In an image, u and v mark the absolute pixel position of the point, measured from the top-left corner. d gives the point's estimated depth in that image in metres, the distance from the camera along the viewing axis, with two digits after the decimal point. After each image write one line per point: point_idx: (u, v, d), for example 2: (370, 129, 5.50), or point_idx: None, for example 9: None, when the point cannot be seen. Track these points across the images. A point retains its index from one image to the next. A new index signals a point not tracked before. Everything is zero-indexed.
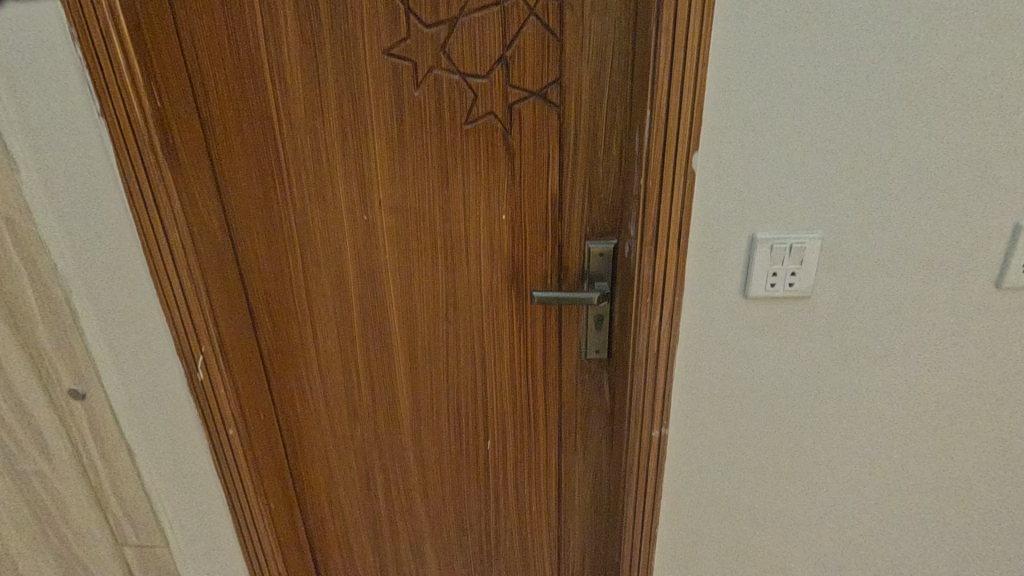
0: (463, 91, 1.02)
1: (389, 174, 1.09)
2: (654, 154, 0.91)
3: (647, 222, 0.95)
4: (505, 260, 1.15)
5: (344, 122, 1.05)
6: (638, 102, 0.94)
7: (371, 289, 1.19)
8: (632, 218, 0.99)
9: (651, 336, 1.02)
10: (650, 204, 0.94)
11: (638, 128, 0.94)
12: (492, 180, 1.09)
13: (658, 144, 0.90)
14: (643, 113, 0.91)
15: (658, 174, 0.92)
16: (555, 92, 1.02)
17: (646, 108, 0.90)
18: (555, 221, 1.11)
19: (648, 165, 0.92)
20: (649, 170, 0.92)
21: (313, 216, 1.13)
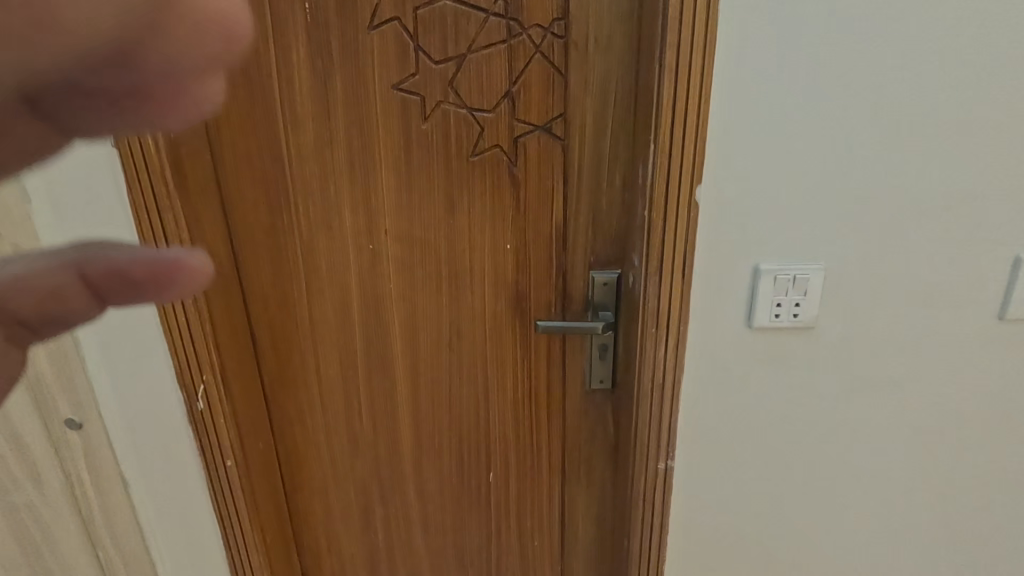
0: (470, 124, 1.05)
1: (394, 204, 1.10)
2: (658, 185, 0.92)
3: (650, 253, 0.96)
4: (510, 289, 1.16)
5: (352, 154, 1.07)
6: (641, 137, 0.96)
7: (375, 318, 1.19)
8: (636, 250, 1.00)
9: (656, 367, 1.02)
10: (655, 235, 0.94)
11: (641, 160, 0.96)
12: (497, 211, 1.10)
13: (662, 176, 0.91)
14: (646, 146, 0.93)
15: (663, 205, 0.93)
16: (560, 126, 1.04)
17: (650, 143, 0.92)
18: (559, 251, 1.12)
19: (651, 197, 0.93)
20: (653, 202, 0.93)
21: (318, 245, 1.14)
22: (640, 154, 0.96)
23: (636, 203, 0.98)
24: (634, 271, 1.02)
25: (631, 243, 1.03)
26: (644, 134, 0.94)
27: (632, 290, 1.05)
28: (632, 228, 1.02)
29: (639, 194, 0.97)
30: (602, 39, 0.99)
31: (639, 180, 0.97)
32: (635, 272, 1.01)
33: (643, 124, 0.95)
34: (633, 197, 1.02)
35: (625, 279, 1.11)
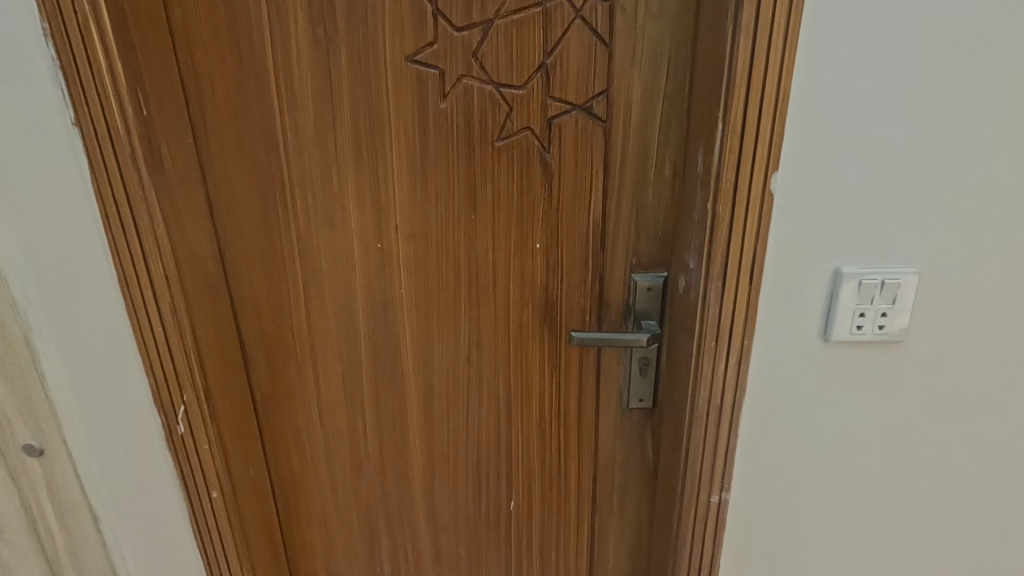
0: (496, 103, 0.90)
1: (407, 197, 0.96)
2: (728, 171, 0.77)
3: (713, 254, 0.81)
4: (538, 294, 1.01)
5: (359, 139, 0.92)
6: (702, 117, 0.81)
7: (384, 327, 1.04)
8: (693, 250, 0.85)
9: (713, 385, 0.88)
10: (719, 233, 0.80)
11: (701, 144, 0.81)
12: (525, 205, 0.95)
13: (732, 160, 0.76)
14: (710, 127, 0.78)
15: (731, 197, 0.78)
16: (601, 105, 0.89)
17: (716, 123, 0.77)
18: (597, 251, 0.98)
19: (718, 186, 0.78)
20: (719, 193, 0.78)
21: (318, 244, 0.99)
22: (700, 137, 0.81)
23: (694, 195, 0.84)
24: (690, 275, 0.87)
25: (684, 243, 0.88)
26: (707, 113, 0.79)
27: (685, 296, 0.90)
28: (687, 225, 0.87)
29: (698, 184, 0.82)
30: (654, 3, 0.84)
31: (699, 169, 0.82)
32: (690, 276, 0.87)
33: (705, 101, 0.80)
34: (688, 188, 0.87)
35: (673, 283, 0.96)
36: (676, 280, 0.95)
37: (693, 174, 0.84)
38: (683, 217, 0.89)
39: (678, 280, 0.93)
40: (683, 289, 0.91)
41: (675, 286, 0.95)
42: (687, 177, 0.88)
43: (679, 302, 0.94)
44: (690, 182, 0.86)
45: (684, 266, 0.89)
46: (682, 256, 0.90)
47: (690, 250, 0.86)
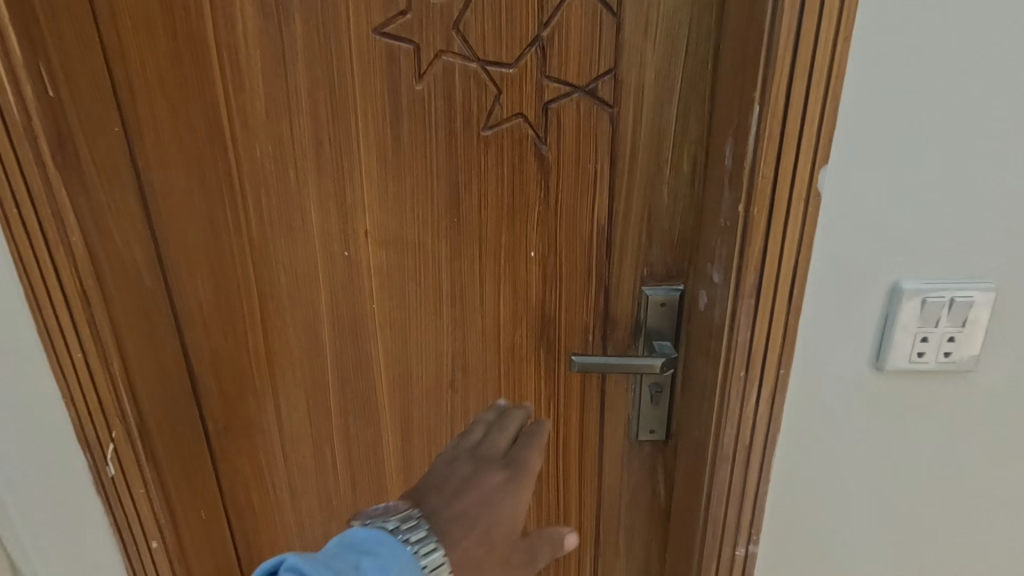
0: (482, 85, 0.75)
1: (377, 197, 0.81)
2: (765, 166, 0.62)
3: (745, 268, 0.66)
4: (532, 310, 0.87)
5: (319, 128, 0.78)
6: (729, 101, 0.66)
7: (353, 348, 0.90)
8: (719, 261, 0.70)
9: (741, 423, 0.73)
10: (752, 242, 0.65)
11: (729, 133, 0.66)
12: (518, 206, 0.81)
13: (773, 151, 0.61)
14: (740, 112, 0.63)
15: (769, 199, 0.63)
16: (607, 87, 0.75)
17: (753, 104, 0.61)
18: (602, 261, 0.83)
19: (751, 186, 0.63)
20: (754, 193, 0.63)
21: (274, 252, 0.85)
22: (727, 124, 0.67)
23: (720, 195, 0.69)
24: (715, 291, 0.72)
25: (708, 253, 0.74)
26: (737, 94, 0.64)
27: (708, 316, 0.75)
28: (711, 230, 0.72)
29: (725, 182, 0.68)
30: None
31: (727, 163, 0.67)
32: (715, 293, 0.72)
33: (734, 80, 0.65)
34: (711, 187, 0.73)
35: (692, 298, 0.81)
36: (696, 295, 0.80)
37: (719, 170, 0.69)
38: (706, 221, 0.75)
39: (698, 296, 0.79)
40: (705, 307, 0.77)
41: (694, 302, 0.80)
42: (709, 173, 0.73)
43: (699, 321, 0.79)
44: (715, 178, 0.71)
45: (707, 280, 0.75)
46: (704, 267, 0.76)
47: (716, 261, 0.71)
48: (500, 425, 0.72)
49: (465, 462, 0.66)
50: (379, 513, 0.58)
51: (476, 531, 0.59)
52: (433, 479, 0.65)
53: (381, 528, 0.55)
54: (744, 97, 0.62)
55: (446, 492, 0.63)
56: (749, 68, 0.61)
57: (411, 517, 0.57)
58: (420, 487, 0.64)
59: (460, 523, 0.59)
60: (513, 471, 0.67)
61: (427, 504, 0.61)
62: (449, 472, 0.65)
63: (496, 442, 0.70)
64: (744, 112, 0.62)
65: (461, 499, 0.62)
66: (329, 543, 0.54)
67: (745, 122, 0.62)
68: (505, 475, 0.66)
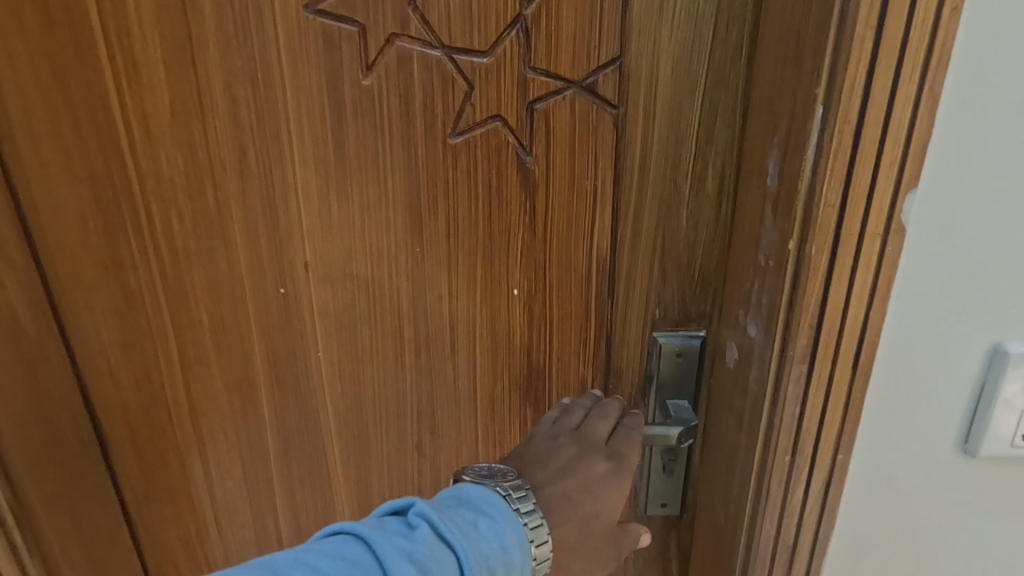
0: (448, 79, 0.58)
1: (318, 221, 0.64)
2: (832, 192, 0.44)
3: (797, 327, 0.49)
4: (516, 360, 0.70)
5: (242, 134, 0.61)
6: (776, 100, 0.49)
7: (297, 402, 0.74)
8: (760, 314, 0.53)
9: (782, 522, 0.56)
10: (810, 294, 0.48)
11: (776, 144, 0.49)
12: (497, 234, 0.64)
13: (842, 171, 0.44)
14: (795, 116, 0.46)
15: (836, 237, 0.46)
16: (610, 82, 0.58)
17: (814, 106, 0.43)
18: (601, 301, 0.67)
19: (810, 218, 0.46)
20: (814, 228, 0.46)
21: (194, 288, 0.68)
22: (773, 131, 0.49)
23: (763, 226, 0.52)
24: (752, 350, 0.55)
25: (744, 299, 0.56)
26: (790, 91, 0.46)
27: (741, 379, 0.58)
28: (748, 271, 0.55)
29: (771, 210, 0.50)
30: None
31: (773, 184, 0.50)
32: (752, 353, 0.55)
33: (783, 72, 0.48)
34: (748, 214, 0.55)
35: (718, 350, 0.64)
36: (722, 347, 0.63)
37: (760, 193, 0.52)
38: (740, 258, 0.57)
39: (726, 349, 0.61)
40: (733, 365, 0.60)
41: (720, 355, 0.63)
42: (744, 195, 0.56)
43: (725, 381, 0.62)
44: (753, 203, 0.54)
45: (741, 333, 0.57)
46: (737, 316, 0.58)
47: (754, 311, 0.54)
48: (603, 410, 0.66)
49: (569, 442, 0.63)
50: (493, 475, 0.57)
51: (577, 514, 0.58)
52: (536, 451, 0.63)
53: (494, 491, 0.53)
54: (802, 96, 0.45)
55: (551, 468, 0.61)
56: (811, 54, 0.43)
57: (523, 487, 0.55)
58: (521, 455, 0.63)
59: (562, 505, 0.58)
60: (617, 463, 0.62)
61: (531, 478, 0.60)
62: (553, 450, 0.62)
63: (599, 427, 0.65)
64: (804, 116, 0.45)
65: (564, 479, 0.60)
66: (443, 494, 0.53)
67: (806, 130, 0.44)
68: (609, 466, 0.61)
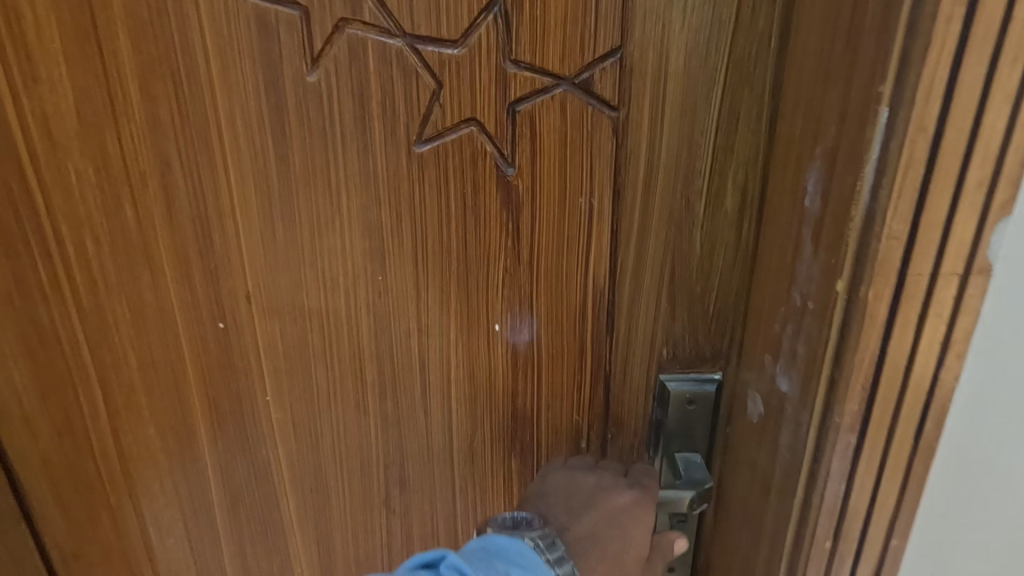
0: (411, 76, 0.47)
1: (259, 245, 0.54)
2: (898, 219, 0.34)
3: (846, 388, 0.38)
4: (498, 405, 0.60)
5: (164, 142, 0.50)
6: (821, 100, 0.38)
7: (245, 453, 0.63)
8: (796, 366, 0.43)
9: None
10: (865, 348, 0.37)
11: (819, 157, 0.39)
12: (473, 261, 0.54)
13: (913, 193, 0.33)
14: (850, 120, 0.35)
15: (901, 277, 0.35)
16: (608, 79, 0.47)
17: (876, 108, 0.33)
18: (598, 339, 0.56)
19: (868, 253, 0.35)
20: (873, 266, 0.35)
21: (117, 322, 0.58)
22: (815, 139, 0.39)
23: (800, 258, 0.41)
24: (784, 409, 0.44)
25: (773, 344, 0.46)
26: (842, 88, 0.36)
27: (767, 441, 0.47)
28: (779, 311, 0.45)
29: (812, 239, 0.40)
30: None
31: (815, 206, 0.39)
32: (783, 413, 0.44)
33: (831, 65, 0.37)
34: (777, 241, 0.45)
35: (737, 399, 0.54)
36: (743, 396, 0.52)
37: (796, 216, 0.42)
38: (767, 293, 0.47)
39: (746, 400, 0.51)
40: (756, 421, 0.50)
41: (740, 406, 0.53)
42: (773, 217, 0.46)
43: (746, 439, 0.52)
44: (785, 228, 0.43)
45: (768, 386, 0.47)
46: (763, 364, 0.48)
47: (787, 362, 0.44)
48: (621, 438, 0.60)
49: (586, 477, 0.59)
50: (518, 526, 0.55)
51: (608, 552, 0.58)
52: (554, 490, 0.59)
53: (523, 541, 0.52)
54: (860, 95, 0.34)
55: (572, 508, 0.58)
56: (875, 40, 0.33)
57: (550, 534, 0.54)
58: (540, 496, 0.60)
59: (590, 546, 0.58)
60: (639, 493, 0.58)
61: (556, 521, 0.58)
62: (570, 485, 0.59)
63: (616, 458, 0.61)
64: (863, 121, 0.34)
65: (590, 517, 0.58)
66: (471, 547, 0.52)
67: (867, 139, 0.34)
68: (631, 497, 0.58)
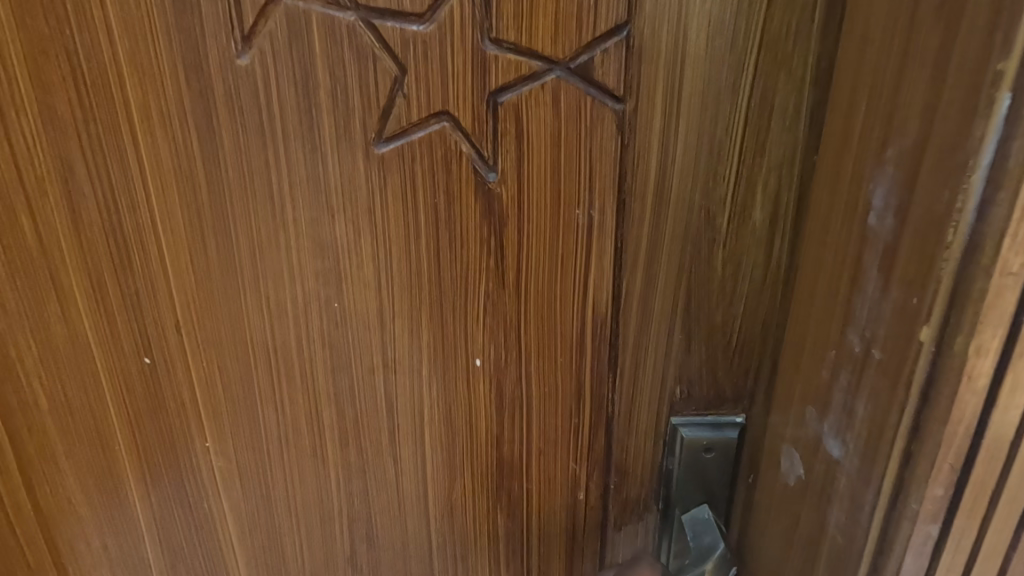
0: (365, 59, 0.38)
1: (189, 266, 0.44)
2: (1017, 253, 0.27)
3: (930, 467, 0.31)
4: (481, 453, 0.51)
5: (63, 141, 0.41)
6: (897, 95, 0.31)
7: (184, 507, 0.54)
8: (853, 429, 0.36)
9: None
10: (958, 419, 0.30)
11: (891, 162, 0.32)
12: (448, 286, 0.44)
13: None
14: (946, 114, 0.28)
15: (1014, 326, 0.28)
16: (611, 64, 0.38)
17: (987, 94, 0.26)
18: (598, 377, 0.47)
19: (970, 297, 0.28)
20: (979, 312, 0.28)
21: (21, 357, 0.48)
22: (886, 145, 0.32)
23: (860, 293, 0.34)
24: (836, 481, 0.37)
25: (818, 396, 0.39)
26: (930, 77, 0.29)
27: (810, 512, 0.40)
28: (828, 356, 0.37)
29: (880, 271, 0.33)
30: None
31: (885, 225, 0.32)
32: (837, 478, 0.37)
33: (909, 51, 0.30)
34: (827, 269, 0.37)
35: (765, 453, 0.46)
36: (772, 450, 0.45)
37: (854, 241, 0.35)
38: (808, 333, 0.40)
39: (777, 458, 0.44)
40: (793, 483, 0.42)
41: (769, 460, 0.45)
42: (814, 243, 0.39)
43: (782, 505, 0.44)
44: (835, 254, 0.36)
45: (810, 445, 0.40)
46: (802, 417, 0.41)
47: (837, 423, 0.37)
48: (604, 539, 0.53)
49: None
50: None
51: None
52: None
53: None
54: (963, 84, 0.27)
55: None
56: (992, 15, 0.26)
57: None
58: None
59: None
60: None
61: None
62: None
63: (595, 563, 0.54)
64: (965, 119, 0.27)
65: None
66: None
67: (976, 139, 0.27)
68: None
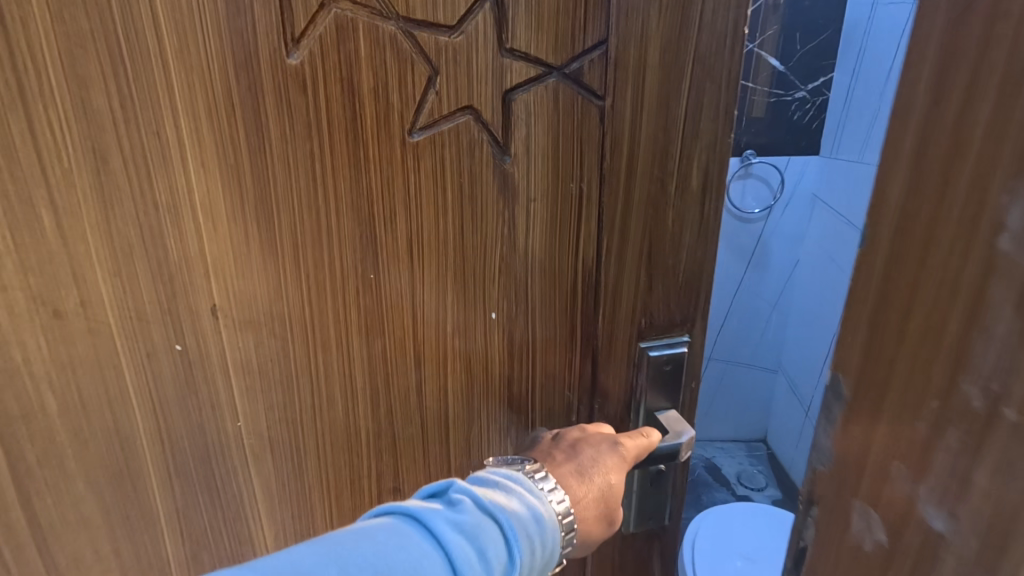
0: (404, 61, 0.45)
1: (228, 250, 0.47)
2: None
3: None
4: (493, 394, 0.60)
5: (99, 134, 0.42)
6: None
7: (212, 490, 0.55)
8: (970, 511, 0.23)
9: None
10: None
11: None
12: (470, 252, 0.53)
13: None
14: None
15: None
16: (595, 70, 0.50)
17: None
18: (587, 316, 0.60)
19: None
20: None
21: (28, 360, 0.45)
22: (1017, 114, 0.20)
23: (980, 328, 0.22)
24: (939, 562, 0.24)
25: (905, 452, 0.25)
26: None
27: None
28: (925, 407, 0.24)
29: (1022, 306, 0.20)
30: None
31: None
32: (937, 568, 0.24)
33: None
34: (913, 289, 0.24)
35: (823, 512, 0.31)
36: (841, 521, 0.29)
37: (972, 258, 0.22)
38: (897, 382, 0.26)
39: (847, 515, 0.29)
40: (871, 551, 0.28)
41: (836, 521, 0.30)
42: (912, 261, 0.24)
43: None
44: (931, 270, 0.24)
45: (898, 508, 0.26)
46: (881, 476, 0.27)
47: (940, 490, 0.24)
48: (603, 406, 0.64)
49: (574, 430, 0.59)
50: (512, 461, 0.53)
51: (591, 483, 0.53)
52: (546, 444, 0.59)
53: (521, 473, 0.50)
54: None
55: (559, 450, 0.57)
56: None
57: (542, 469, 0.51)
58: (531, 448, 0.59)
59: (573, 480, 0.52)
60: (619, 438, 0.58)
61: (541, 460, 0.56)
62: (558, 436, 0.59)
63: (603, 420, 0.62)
64: None
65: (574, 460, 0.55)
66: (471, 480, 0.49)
67: None
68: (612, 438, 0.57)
